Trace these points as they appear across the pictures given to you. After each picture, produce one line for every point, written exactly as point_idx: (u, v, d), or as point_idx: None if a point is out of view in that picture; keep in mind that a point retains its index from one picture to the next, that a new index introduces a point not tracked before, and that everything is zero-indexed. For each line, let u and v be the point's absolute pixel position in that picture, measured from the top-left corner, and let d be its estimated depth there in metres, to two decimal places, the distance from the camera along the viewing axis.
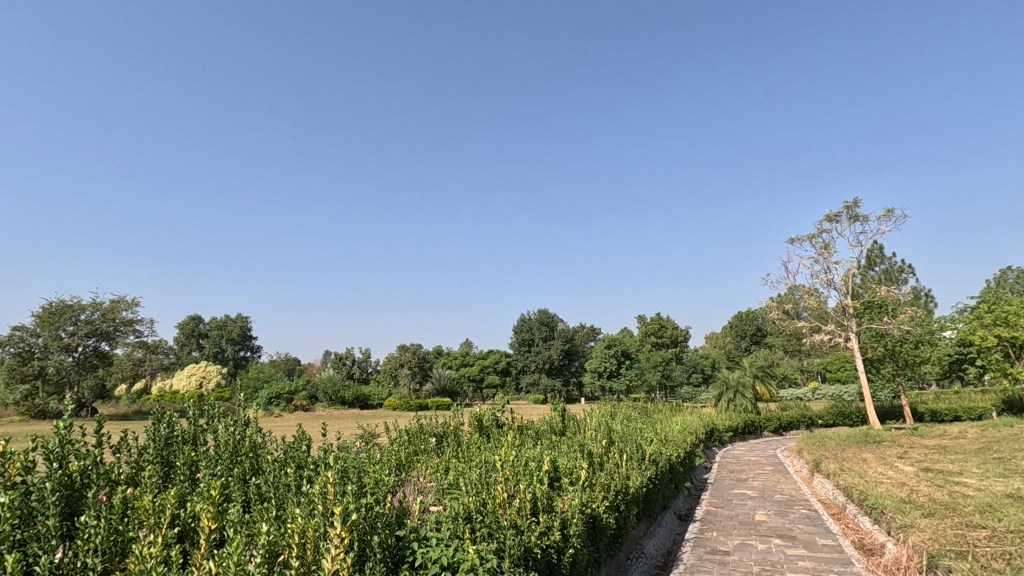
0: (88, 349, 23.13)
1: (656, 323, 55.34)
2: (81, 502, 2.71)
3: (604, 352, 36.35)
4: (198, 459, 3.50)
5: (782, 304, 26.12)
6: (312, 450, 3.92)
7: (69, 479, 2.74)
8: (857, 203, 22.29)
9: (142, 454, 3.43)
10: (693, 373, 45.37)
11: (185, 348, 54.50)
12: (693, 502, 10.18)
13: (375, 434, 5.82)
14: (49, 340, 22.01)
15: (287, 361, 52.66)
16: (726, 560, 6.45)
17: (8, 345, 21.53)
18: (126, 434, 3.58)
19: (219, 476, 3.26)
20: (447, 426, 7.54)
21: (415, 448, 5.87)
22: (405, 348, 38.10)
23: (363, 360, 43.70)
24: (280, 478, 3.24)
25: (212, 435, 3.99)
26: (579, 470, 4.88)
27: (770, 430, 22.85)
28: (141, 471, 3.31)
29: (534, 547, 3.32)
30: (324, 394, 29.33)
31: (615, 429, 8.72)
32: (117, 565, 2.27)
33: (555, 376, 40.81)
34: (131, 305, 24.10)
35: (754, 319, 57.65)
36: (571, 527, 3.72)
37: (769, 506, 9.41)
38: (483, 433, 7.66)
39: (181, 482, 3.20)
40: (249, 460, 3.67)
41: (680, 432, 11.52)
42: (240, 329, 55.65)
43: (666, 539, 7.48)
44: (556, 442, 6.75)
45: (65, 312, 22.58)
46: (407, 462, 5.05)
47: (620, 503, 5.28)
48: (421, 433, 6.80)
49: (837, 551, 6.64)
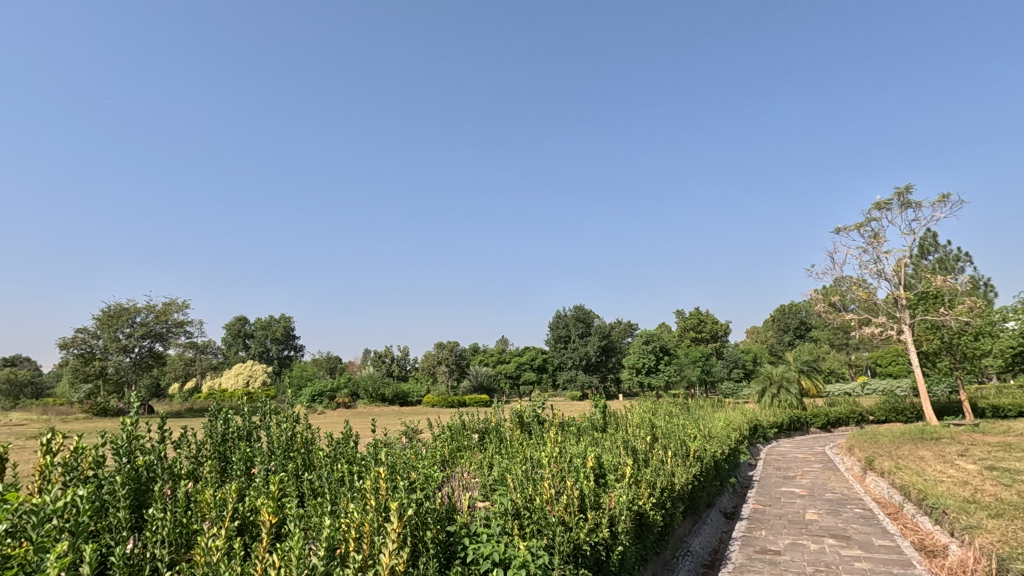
0: (143, 349, 24.23)
1: (694, 318, 54.27)
2: (148, 495, 2.83)
3: (642, 347, 35.93)
4: (253, 454, 3.62)
5: (828, 296, 25.23)
6: (360, 447, 3.98)
7: (137, 473, 2.87)
8: (909, 189, 21.29)
9: (200, 449, 3.57)
10: (734, 368, 44.46)
11: (233, 348, 56.60)
12: (739, 500, 9.94)
13: (419, 430, 5.88)
14: (108, 342, 23.18)
15: (328, 360, 54.05)
16: (777, 560, 6.26)
17: (72, 346, 22.83)
18: (185, 431, 3.73)
19: (274, 472, 3.36)
20: (488, 422, 7.56)
21: (457, 445, 5.90)
22: (443, 346, 38.71)
23: (402, 358, 44.47)
24: (332, 474, 3.31)
25: (265, 431, 4.12)
26: (625, 467, 4.80)
27: (818, 426, 22.12)
28: (202, 467, 3.44)
29: (582, 544, 3.28)
30: (364, 391, 29.95)
31: (659, 426, 8.55)
32: (182, 556, 2.35)
33: (592, 372, 40.61)
34: (181, 307, 25.11)
35: (798, 312, 55.93)
36: (619, 525, 3.67)
37: (821, 505, 9.07)
38: (525, 429, 7.64)
39: (237, 477, 3.31)
40: (301, 456, 3.77)
41: (724, 429, 11.22)
42: (283, 329, 57.39)
43: (712, 538, 7.31)
44: (598, 438, 6.69)
45: (122, 315, 23.72)
46: (451, 457, 5.09)
47: (666, 500, 5.19)
48: (463, 429, 6.87)
49: (896, 552, 6.36)
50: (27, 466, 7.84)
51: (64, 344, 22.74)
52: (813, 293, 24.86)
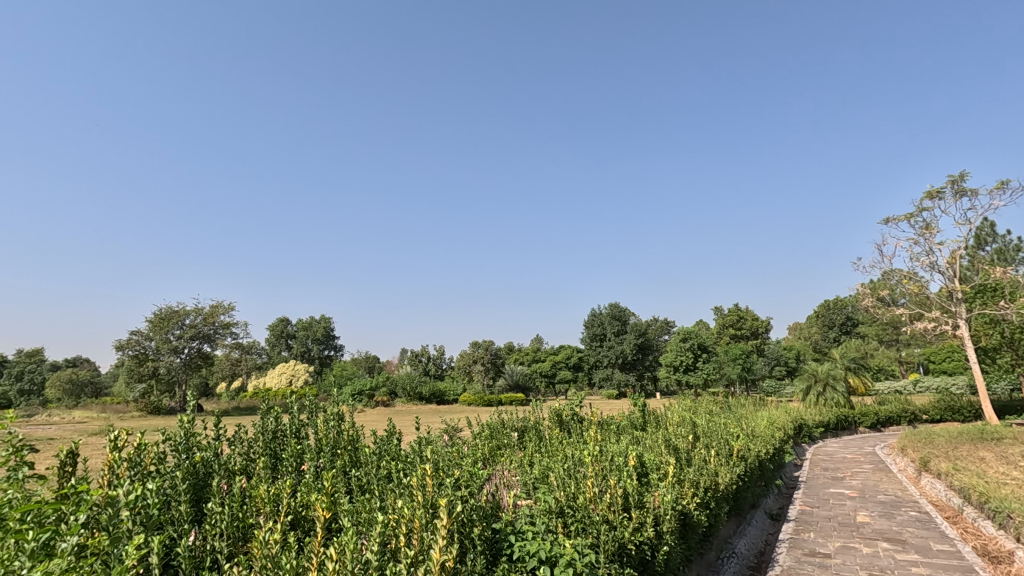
0: (193, 350, 25.23)
1: (734, 315, 53.07)
2: (206, 490, 2.95)
3: (680, 345, 35.36)
4: (302, 451, 3.72)
5: (876, 290, 24.39)
6: (403, 445, 4.04)
7: (195, 468, 2.99)
8: (964, 176, 20.27)
9: (252, 446, 3.70)
10: (776, 366, 43.29)
11: (276, 348, 58.38)
12: (785, 501, 9.66)
13: (458, 428, 5.95)
14: (160, 343, 24.23)
15: (367, 359, 55.12)
16: (828, 563, 6.07)
17: (127, 348, 23.93)
18: (238, 429, 3.87)
19: (322, 469, 3.45)
20: (526, 421, 7.56)
21: (497, 443, 5.92)
22: (478, 345, 38.95)
23: (438, 357, 44.97)
24: (379, 471, 3.38)
25: (313, 428, 4.23)
26: (667, 466, 4.74)
27: (867, 426, 21.28)
28: (255, 463, 3.55)
29: (628, 543, 3.26)
30: (402, 389, 30.44)
31: (700, 425, 8.37)
32: (239, 549, 2.43)
33: (628, 371, 40.22)
34: (227, 309, 25.96)
35: (844, 308, 53.99)
36: (664, 525, 3.62)
37: (873, 507, 8.72)
38: (565, 428, 7.63)
39: (288, 472, 3.41)
40: (348, 453, 3.86)
41: (768, 428, 10.93)
42: (324, 329, 58.81)
43: (758, 539, 7.15)
44: (638, 436, 6.62)
45: (172, 317, 24.73)
46: (492, 455, 5.11)
47: (710, 500, 5.09)
48: (503, 427, 6.91)
49: (956, 558, 6.07)
50: (95, 461, 8.30)
51: (120, 345, 23.89)
52: (860, 287, 23.95)
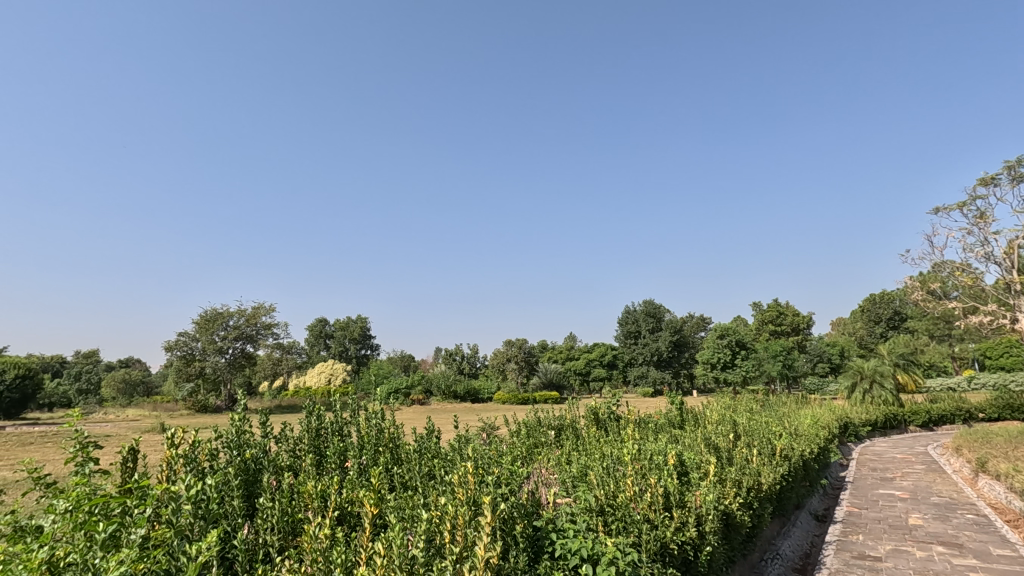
0: (236, 351, 26.13)
1: (773, 310, 51.72)
2: (257, 486, 3.06)
3: (717, 342, 34.65)
4: (346, 448, 3.82)
5: (926, 282, 23.39)
6: (442, 443, 4.08)
7: (246, 464, 3.11)
8: (1021, 161, 19.22)
9: (299, 443, 3.81)
10: (818, 362, 42.00)
11: (315, 348, 59.91)
12: (831, 502, 9.37)
13: (496, 426, 5.99)
14: (206, 344, 25.17)
15: (403, 358, 55.94)
16: (878, 567, 5.86)
17: (175, 349, 24.90)
18: (286, 426, 4.00)
19: (366, 466, 3.52)
20: (563, 419, 7.54)
21: (534, 441, 5.93)
22: (511, 343, 39.02)
23: (472, 356, 45.27)
24: (420, 467, 3.45)
25: (356, 426, 4.32)
26: (708, 465, 4.66)
27: (918, 425, 20.42)
28: (300, 459, 3.66)
29: (670, 543, 3.23)
30: (437, 388, 30.72)
31: (741, 423, 8.19)
32: (289, 543, 2.51)
33: (664, 368, 39.67)
34: (268, 310, 26.73)
35: (891, 301, 51.89)
36: (706, 525, 3.56)
37: (926, 509, 8.37)
38: (601, 426, 7.58)
39: (332, 469, 3.50)
40: (389, 450, 3.93)
41: (812, 427, 10.63)
42: (360, 329, 59.93)
43: (803, 541, 6.97)
44: (677, 435, 6.53)
45: (217, 318, 25.64)
46: (530, 453, 5.12)
47: (753, 500, 4.98)
48: (539, 425, 6.93)
49: (1018, 564, 5.77)
50: (153, 457, 8.74)
51: (169, 346, 24.89)
52: (908, 280, 22.96)
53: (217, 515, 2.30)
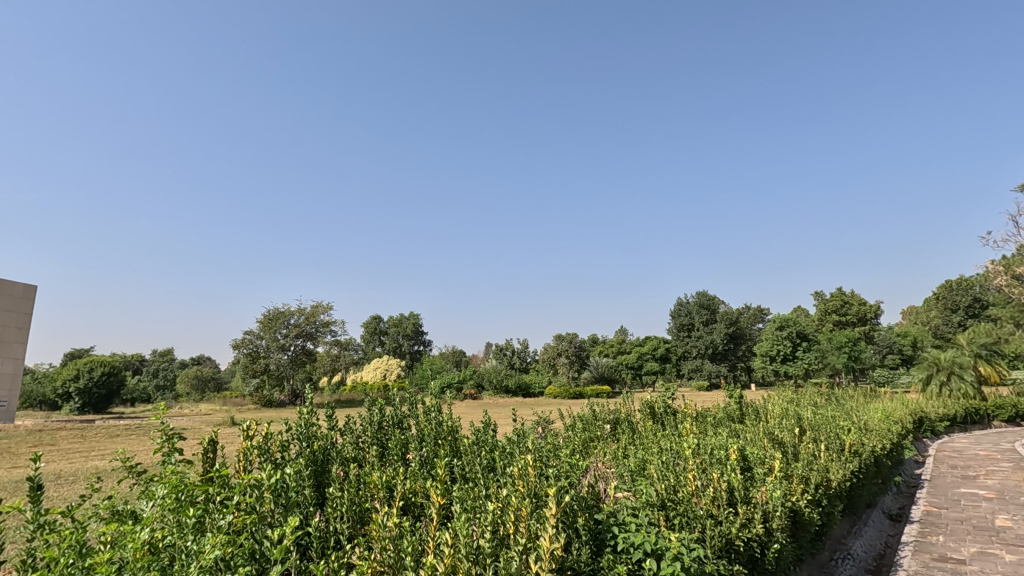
0: (298, 348, 27.26)
1: (838, 300, 49.30)
2: (326, 476, 3.19)
3: (776, 333, 33.40)
4: (407, 441, 3.93)
5: (1009, 266, 21.70)
6: (498, 436, 4.12)
7: (315, 456, 3.24)
8: None
9: (363, 435, 3.96)
10: (888, 354, 39.79)
11: (370, 345, 61.73)
12: (905, 501, 8.87)
13: (552, 420, 5.99)
14: (270, 342, 26.46)
15: (454, 354, 56.79)
16: (962, 570, 5.50)
17: (242, 346, 26.26)
18: (350, 419, 4.15)
19: (427, 459, 3.61)
20: (618, 413, 7.46)
21: (590, 435, 5.88)
22: (562, 338, 38.72)
23: (522, 350, 45.42)
24: (480, 460, 3.50)
25: (415, 420, 4.43)
26: (773, 461, 4.49)
27: (1002, 420, 19.10)
28: (365, 449, 3.79)
29: (736, 540, 3.16)
30: (489, 383, 31.11)
31: (806, 418, 7.84)
32: (358, 531, 2.60)
33: (720, 361, 38.56)
34: (326, 309, 27.71)
35: (970, 288, 48.35)
36: (773, 521, 3.44)
37: (1015, 511, 7.77)
38: (658, 421, 7.44)
39: (395, 460, 3.61)
40: (450, 443, 4.01)
41: (882, 420, 10.08)
42: (413, 325, 61.20)
43: (876, 541, 6.63)
44: (738, 429, 6.33)
45: (279, 317, 26.84)
46: (586, 446, 5.10)
47: (822, 498, 4.77)
48: (595, 419, 6.89)
49: None
50: (231, 448, 9.31)
51: (236, 344, 26.25)
52: (990, 265, 21.32)
53: (293, 503, 2.42)
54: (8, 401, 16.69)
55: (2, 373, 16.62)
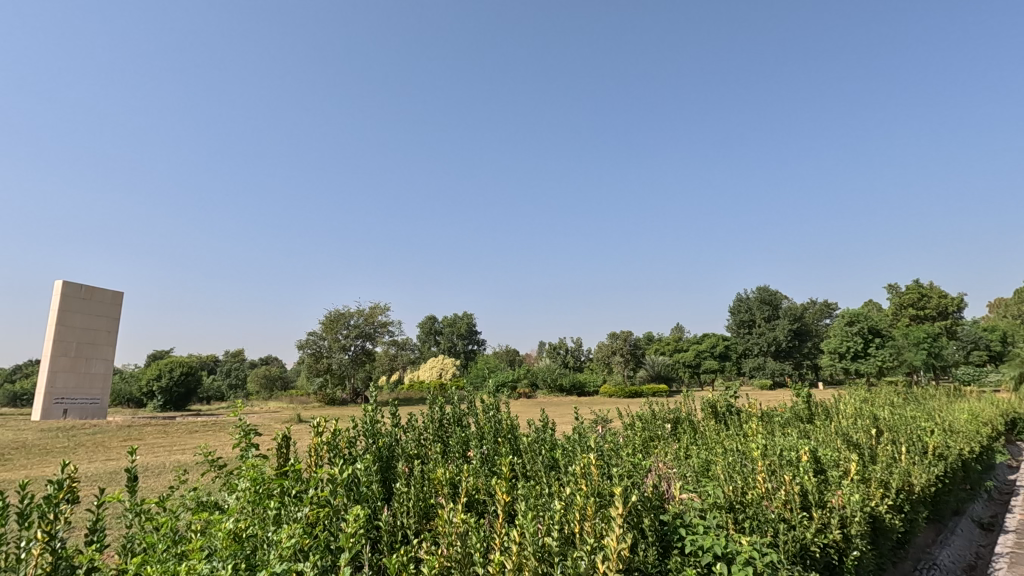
0: (357, 348, 28.20)
1: (914, 293, 46.17)
2: (392, 471, 3.27)
3: (846, 329, 31.70)
4: (467, 438, 3.98)
5: None
6: (557, 434, 4.10)
7: (381, 452, 3.33)
8: None
9: (426, 432, 4.04)
10: (972, 351, 36.93)
11: (426, 344, 63.02)
12: (998, 509, 8.19)
13: (610, 419, 5.89)
14: (332, 343, 27.50)
15: (508, 353, 57.09)
16: None
17: (306, 347, 27.40)
18: (413, 416, 4.24)
19: (489, 456, 3.64)
20: (678, 412, 7.25)
21: (650, 435, 5.75)
22: (616, 336, 37.97)
23: (576, 349, 45.10)
24: (540, 459, 3.50)
25: (475, 418, 4.48)
26: (850, 463, 4.24)
27: None
28: (427, 446, 3.86)
29: (810, 546, 3.01)
30: (543, 381, 31.16)
31: (882, 418, 7.38)
32: (424, 526, 2.66)
33: (784, 359, 36.92)
34: (383, 310, 28.47)
35: None
36: (852, 527, 3.24)
37: None
38: (721, 420, 7.19)
39: (456, 456, 3.66)
40: (509, 440, 4.03)
41: (969, 422, 9.35)
42: (467, 324, 61.95)
43: (965, 551, 6.15)
44: (808, 429, 6.03)
45: (339, 319, 27.80)
46: (646, 445, 5.00)
47: (903, 503, 4.47)
48: (654, 419, 6.73)
49: None
50: (300, 446, 9.75)
51: (301, 344, 27.42)
52: None
53: (363, 497, 2.49)
54: (100, 399, 18.13)
55: (95, 373, 18.08)
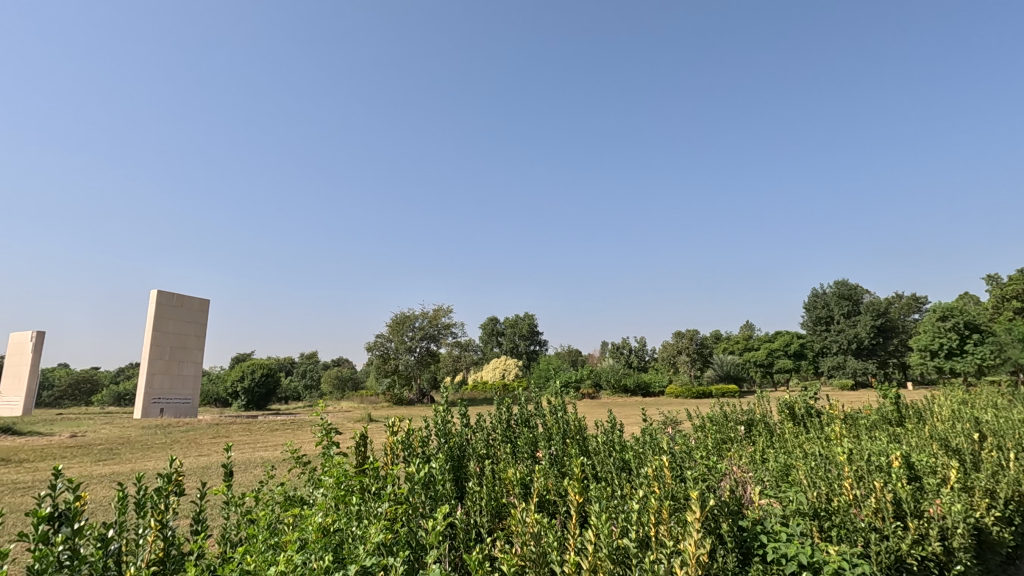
0: (423, 349, 28.91)
1: (1018, 283, 42.00)
2: (464, 470, 3.34)
3: (937, 325, 29.23)
4: (535, 439, 4.01)
5: None
6: (626, 436, 4.04)
7: (453, 451, 3.42)
8: None
9: (495, 433, 4.10)
10: None
11: (488, 345, 63.81)
12: None
13: (679, 420, 5.74)
14: (399, 344, 28.35)
15: (570, 353, 56.83)
16: None
17: (375, 349, 28.43)
18: (481, 417, 4.31)
19: (558, 457, 3.64)
20: (752, 414, 6.95)
21: (722, 436, 5.54)
22: (681, 335, 36.95)
23: (640, 349, 44.25)
24: (610, 462, 3.46)
25: (543, 418, 4.48)
26: (949, 470, 3.92)
27: None
28: (497, 446, 3.91)
29: (907, 559, 2.81)
30: (607, 382, 30.80)
31: (986, 421, 6.75)
32: (497, 525, 2.71)
33: (866, 358, 34.60)
34: (447, 311, 29.07)
35: None
36: (954, 540, 2.96)
37: None
38: (800, 423, 6.82)
39: (526, 457, 3.69)
40: (578, 441, 4.02)
41: None
42: (528, 325, 62.09)
43: None
44: (900, 433, 5.61)
45: (406, 321, 28.64)
46: (719, 447, 4.83)
47: (1014, 515, 4.08)
48: (727, 420, 6.49)
49: None
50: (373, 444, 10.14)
51: (370, 346, 28.47)
52: None
53: (440, 494, 2.57)
54: (191, 399, 19.60)
55: (187, 375, 19.58)
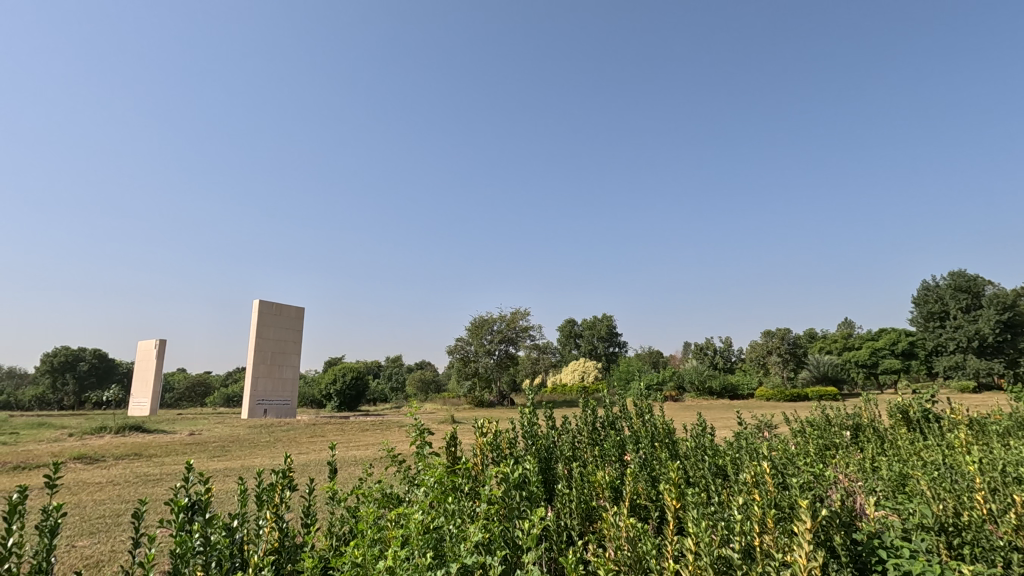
0: (501, 352, 29.27)
1: None
2: (552, 472, 3.36)
3: None
4: (623, 441, 3.94)
5: None
6: (718, 439, 3.88)
7: (540, 452, 3.45)
8: None
9: (581, 435, 4.07)
10: None
11: (567, 348, 63.55)
12: None
13: (775, 423, 5.40)
14: (478, 347, 28.88)
15: (651, 355, 55.39)
16: None
17: (456, 352, 29.15)
18: (567, 418, 4.29)
19: (646, 459, 3.57)
20: (858, 418, 6.40)
21: (826, 443, 5.13)
22: (772, 334, 34.95)
23: (726, 350, 42.31)
24: (704, 466, 3.33)
25: (629, 421, 4.40)
26: None
27: None
28: (583, 449, 3.86)
29: None
30: (691, 384, 29.66)
31: None
32: (588, 528, 2.69)
33: (990, 357, 30.90)
34: (524, 314, 29.23)
35: None
36: None
37: None
38: (915, 429, 6.19)
39: (614, 459, 3.64)
40: (667, 444, 3.91)
41: None
42: (607, 327, 61.12)
43: None
44: None
45: (484, 324, 29.17)
46: (822, 453, 4.49)
47: None
48: (829, 424, 6.02)
49: None
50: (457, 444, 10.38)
51: (451, 349, 29.23)
52: None
53: (533, 494, 2.58)
54: (290, 400, 21.01)
55: (286, 378, 21.04)
